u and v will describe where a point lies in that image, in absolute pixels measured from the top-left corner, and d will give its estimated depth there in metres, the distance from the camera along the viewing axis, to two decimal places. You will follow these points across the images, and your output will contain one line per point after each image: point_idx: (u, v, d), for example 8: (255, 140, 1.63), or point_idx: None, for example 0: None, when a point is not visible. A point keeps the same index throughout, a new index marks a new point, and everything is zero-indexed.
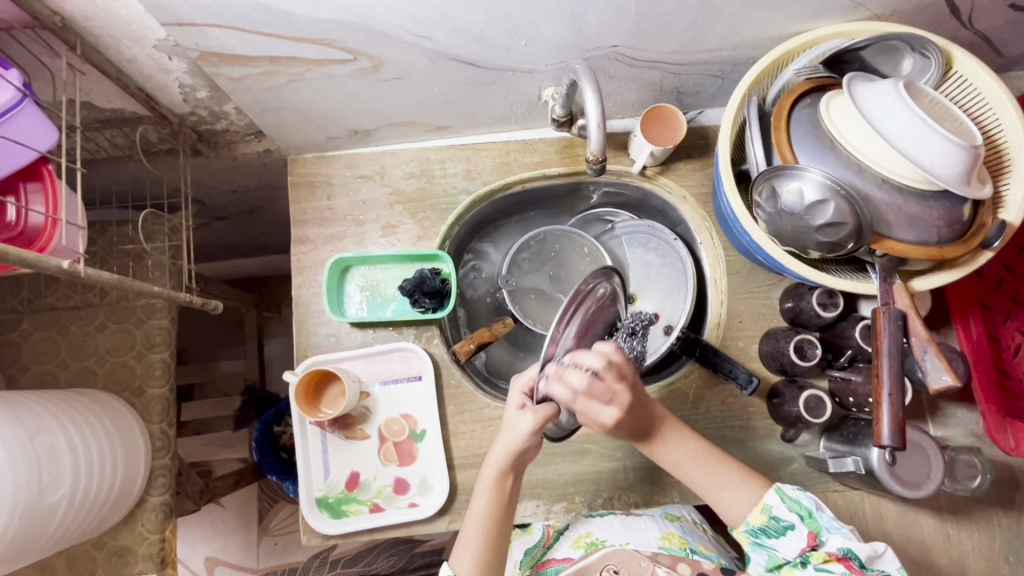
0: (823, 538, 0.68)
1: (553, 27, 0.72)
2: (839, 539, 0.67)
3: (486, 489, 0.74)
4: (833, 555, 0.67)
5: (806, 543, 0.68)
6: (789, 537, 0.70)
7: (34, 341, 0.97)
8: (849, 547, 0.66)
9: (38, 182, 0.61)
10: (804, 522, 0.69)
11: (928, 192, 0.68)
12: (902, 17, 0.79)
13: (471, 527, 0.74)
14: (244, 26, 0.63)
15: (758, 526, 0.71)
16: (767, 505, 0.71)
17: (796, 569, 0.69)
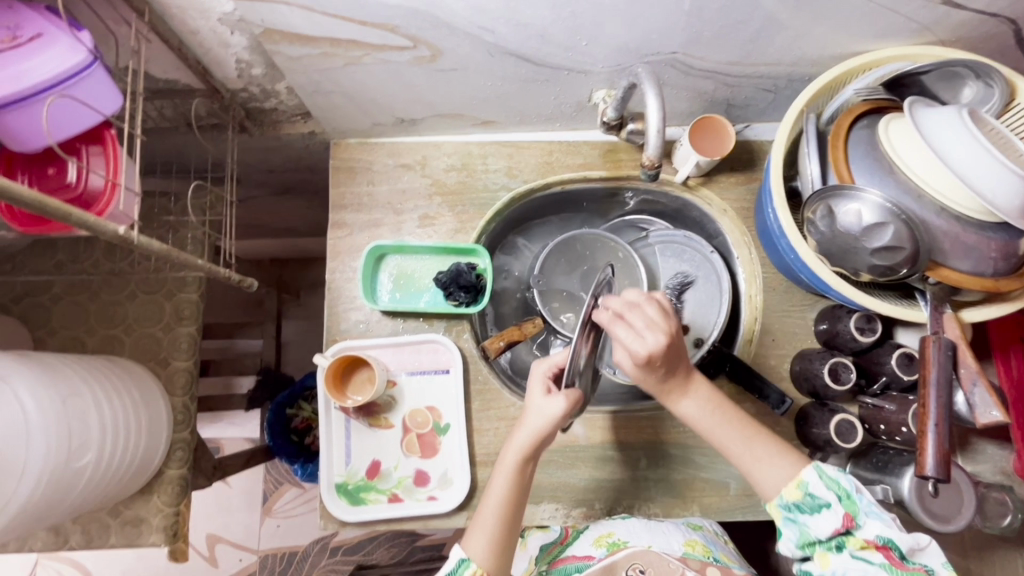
0: (861, 521, 0.62)
1: (616, 30, 0.72)
2: (881, 527, 0.61)
3: (505, 477, 0.72)
4: (870, 542, 0.61)
5: (841, 524, 0.62)
6: (822, 516, 0.64)
7: (64, 305, 0.97)
8: (889, 536, 0.61)
9: (100, 146, 0.61)
10: (841, 501, 0.63)
11: (987, 223, 0.67)
12: (966, 44, 0.78)
13: (485, 516, 0.71)
14: (311, 6, 0.63)
15: (791, 501, 0.65)
16: (804, 480, 0.65)
17: (830, 553, 0.63)
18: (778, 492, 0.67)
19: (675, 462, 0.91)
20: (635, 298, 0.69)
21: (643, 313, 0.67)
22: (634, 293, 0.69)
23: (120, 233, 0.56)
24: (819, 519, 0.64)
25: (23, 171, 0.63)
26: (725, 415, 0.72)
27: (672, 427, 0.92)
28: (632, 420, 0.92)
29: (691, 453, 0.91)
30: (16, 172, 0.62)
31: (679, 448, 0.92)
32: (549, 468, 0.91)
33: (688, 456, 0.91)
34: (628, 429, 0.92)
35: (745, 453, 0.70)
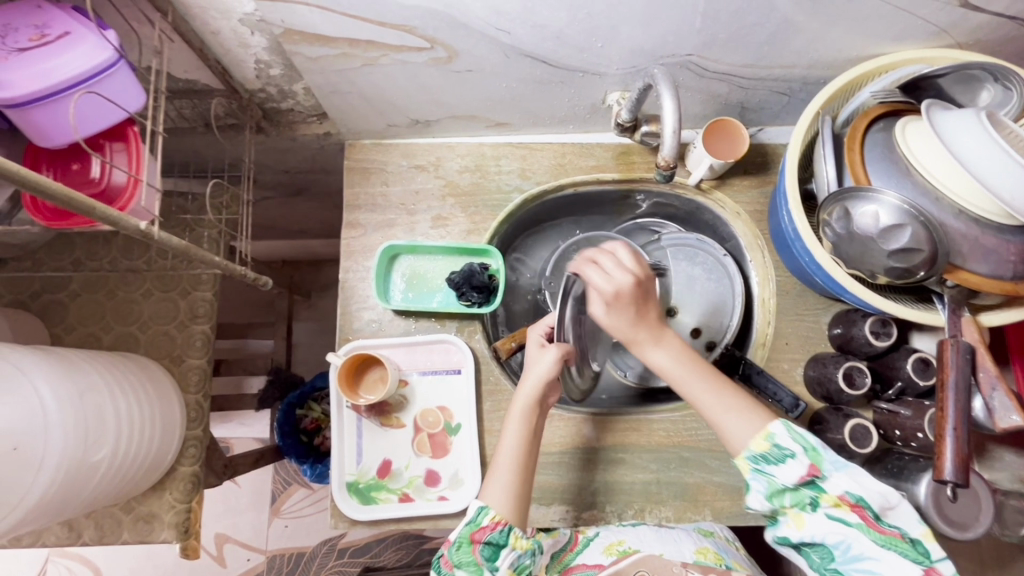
0: (827, 473, 0.64)
1: (632, 31, 0.72)
2: (850, 483, 0.63)
3: (516, 437, 0.75)
4: (842, 500, 0.63)
5: (809, 476, 0.65)
6: (789, 466, 0.65)
7: (81, 302, 0.98)
8: (857, 492, 0.63)
9: (123, 143, 0.62)
10: (806, 454, 0.65)
11: (1005, 226, 0.66)
12: (984, 47, 0.78)
13: (501, 465, 0.74)
14: (331, 6, 0.64)
15: (759, 453, 0.67)
16: (771, 432, 0.67)
17: (804, 514, 0.65)
18: (744, 445, 0.68)
19: (687, 466, 0.91)
20: (609, 247, 0.73)
21: (618, 258, 0.70)
22: (607, 243, 0.73)
23: (141, 229, 0.57)
24: (789, 471, 0.65)
25: (47, 166, 0.64)
26: (699, 364, 0.72)
27: (683, 430, 0.92)
28: (643, 422, 0.92)
29: (703, 457, 0.91)
30: (41, 167, 0.63)
31: (691, 452, 0.91)
32: (559, 470, 0.90)
33: (700, 460, 0.91)
34: (640, 432, 0.92)
35: (713, 405, 0.71)
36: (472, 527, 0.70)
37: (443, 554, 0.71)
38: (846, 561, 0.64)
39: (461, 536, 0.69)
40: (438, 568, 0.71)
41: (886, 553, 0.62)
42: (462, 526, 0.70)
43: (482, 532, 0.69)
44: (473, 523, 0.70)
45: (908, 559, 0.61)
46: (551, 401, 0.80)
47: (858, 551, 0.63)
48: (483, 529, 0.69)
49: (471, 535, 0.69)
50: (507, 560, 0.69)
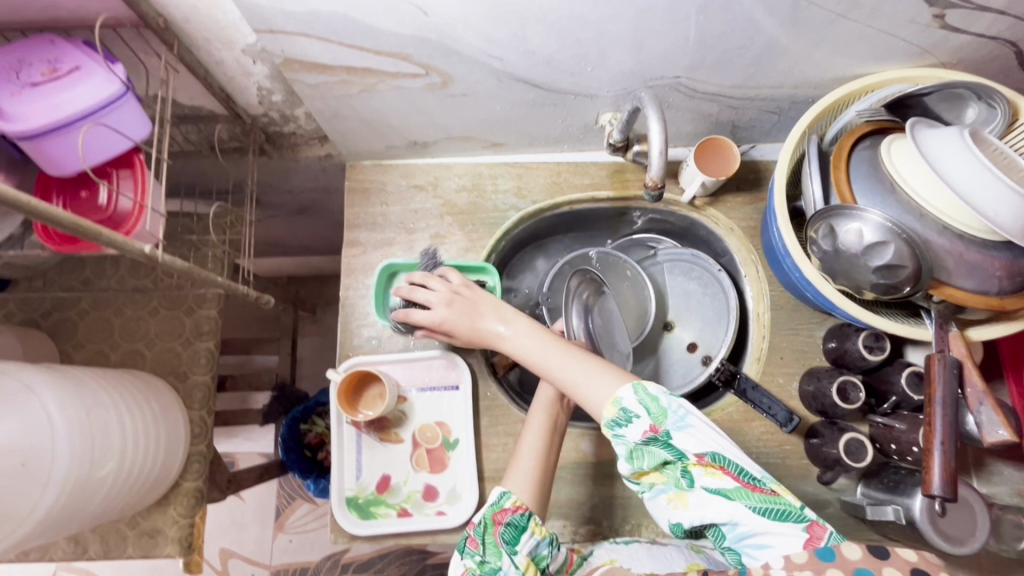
0: (668, 430, 0.63)
1: (620, 56, 0.74)
2: (695, 440, 0.62)
3: (537, 434, 0.78)
4: (701, 461, 0.62)
5: (653, 435, 0.63)
6: (638, 426, 0.63)
7: (89, 320, 1.01)
8: (715, 450, 0.62)
9: (129, 169, 0.65)
10: (650, 414, 0.63)
11: (990, 242, 0.67)
12: (968, 65, 0.79)
13: (523, 453, 0.76)
14: (328, 36, 0.66)
15: (611, 420, 0.65)
16: (618, 397, 0.65)
17: (685, 491, 0.64)
18: (600, 413, 0.67)
19: None
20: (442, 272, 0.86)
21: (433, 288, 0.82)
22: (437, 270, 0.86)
23: (146, 252, 0.59)
24: (640, 434, 0.63)
25: (58, 193, 0.67)
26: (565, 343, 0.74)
27: None
28: None
29: None
30: (51, 194, 0.66)
31: None
32: (557, 485, 0.91)
33: None
34: None
35: (574, 371, 0.70)
36: (495, 509, 0.69)
37: (465, 537, 0.68)
38: (736, 539, 0.61)
39: (484, 516, 0.68)
40: (458, 551, 0.67)
41: (755, 515, 0.60)
42: (485, 509, 0.69)
43: (505, 513, 0.69)
44: (496, 505, 0.69)
45: (790, 520, 0.60)
46: (573, 398, 0.85)
47: (745, 528, 0.61)
48: (505, 511, 0.69)
49: (493, 518, 0.68)
50: (527, 547, 0.67)
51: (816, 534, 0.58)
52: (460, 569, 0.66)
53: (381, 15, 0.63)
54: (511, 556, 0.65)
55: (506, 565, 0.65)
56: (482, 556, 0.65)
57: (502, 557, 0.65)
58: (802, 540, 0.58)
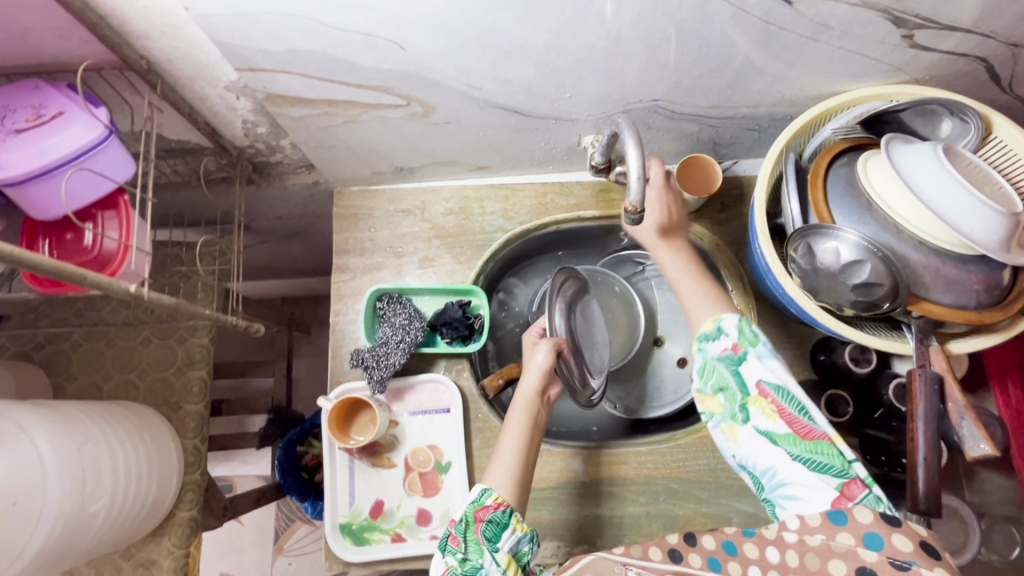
0: (748, 357, 0.63)
1: (598, 82, 0.75)
2: (766, 371, 0.62)
3: (517, 431, 0.77)
4: (763, 398, 0.62)
5: (731, 355, 0.65)
6: (722, 345, 0.66)
7: (82, 352, 1.01)
8: (779, 385, 0.61)
9: (114, 210, 0.66)
10: (740, 335, 0.65)
11: (966, 256, 0.68)
12: (941, 81, 0.79)
13: (506, 450, 0.75)
14: (309, 72, 0.68)
15: (703, 334, 0.68)
16: (721, 317, 0.68)
17: (738, 426, 0.64)
18: (698, 328, 0.70)
19: (675, 496, 0.92)
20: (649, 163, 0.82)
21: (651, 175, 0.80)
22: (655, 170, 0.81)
23: (132, 292, 0.60)
24: (719, 351, 0.66)
25: (44, 234, 0.68)
26: (699, 271, 0.77)
27: (672, 462, 0.93)
28: (630, 455, 0.94)
29: (693, 488, 0.92)
30: (39, 237, 0.67)
31: (679, 483, 0.92)
32: (551, 505, 0.92)
33: (689, 491, 0.92)
34: (627, 465, 0.94)
35: (693, 296, 0.74)
36: (475, 506, 0.69)
37: (447, 536, 0.68)
38: (771, 489, 0.61)
39: (465, 514, 0.68)
40: (440, 549, 0.68)
41: (797, 463, 0.59)
42: (465, 507, 0.69)
43: (487, 510, 0.68)
44: (476, 503, 0.69)
45: (829, 474, 0.58)
46: (551, 396, 0.84)
47: (782, 477, 0.60)
48: (486, 508, 0.69)
49: (474, 515, 0.68)
50: (507, 543, 0.67)
51: (849, 493, 0.57)
52: (443, 566, 0.66)
53: (359, 51, 0.64)
54: (492, 554, 0.65)
55: (488, 561, 0.65)
56: (464, 554, 0.65)
57: (485, 553, 0.65)
58: (830, 497, 0.57)
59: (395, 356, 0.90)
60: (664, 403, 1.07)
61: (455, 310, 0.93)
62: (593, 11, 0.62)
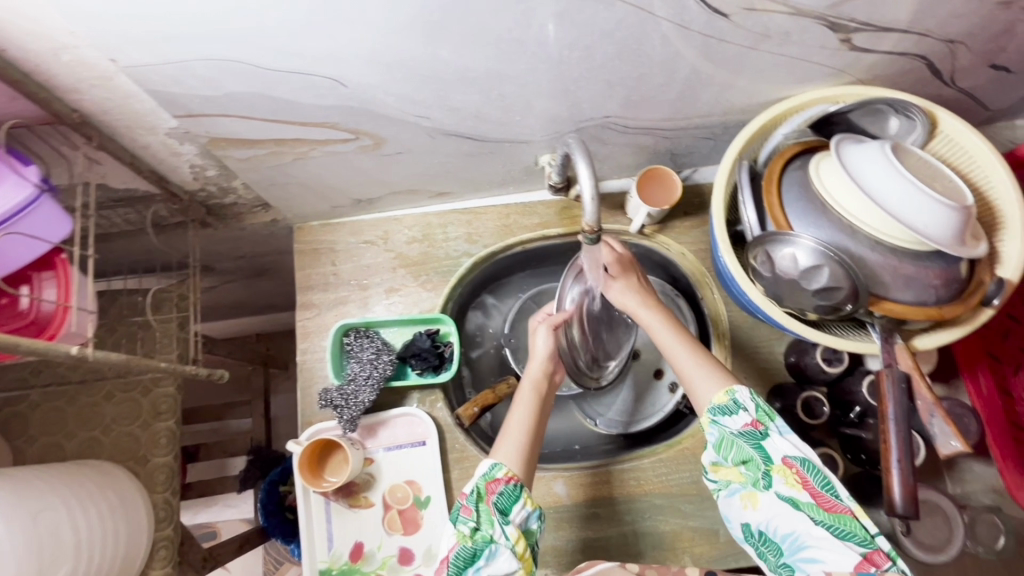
0: (769, 431, 0.64)
1: (546, 103, 0.75)
2: (788, 446, 0.63)
3: (526, 407, 0.76)
4: (786, 467, 0.62)
5: (753, 431, 0.64)
6: (740, 418, 0.65)
7: (41, 413, 0.98)
8: (801, 458, 0.62)
9: (51, 270, 0.64)
10: (756, 409, 0.65)
11: (923, 252, 0.68)
12: (886, 80, 0.79)
13: (512, 429, 0.73)
14: (250, 114, 0.67)
15: (716, 404, 0.67)
16: (733, 387, 0.67)
17: (758, 492, 0.64)
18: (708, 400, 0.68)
19: (661, 513, 0.91)
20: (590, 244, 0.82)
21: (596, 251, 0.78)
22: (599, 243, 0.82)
23: (72, 354, 0.58)
24: (738, 426, 0.65)
25: None
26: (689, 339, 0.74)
27: (653, 477, 0.92)
28: (614, 473, 0.93)
29: (677, 502, 0.91)
30: None
31: (663, 498, 0.91)
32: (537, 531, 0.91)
33: (674, 505, 0.91)
34: (611, 483, 0.92)
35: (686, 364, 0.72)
36: (487, 479, 0.68)
37: (458, 506, 0.67)
38: (791, 553, 0.61)
39: (477, 486, 0.66)
40: (451, 519, 0.67)
41: (820, 528, 0.59)
42: (475, 480, 0.68)
43: (498, 483, 0.67)
44: (487, 476, 0.68)
45: (852, 541, 0.58)
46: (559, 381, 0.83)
47: (802, 542, 0.60)
48: (497, 481, 0.67)
49: (484, 488, 0.67)
50: (518, 518, 0.66)
51: (874, 561, 0.56)
52: (453, 537, 0.65)
53: (298, 90, 0.63)
54: (503, 527, 0.65)
55: (498, 534, 0.64)
56: (476, 523, 0.65)
57: (496, 525, 0.65)
58: (855, 562, 0.57)
59: (364, 392, 0.88)
60: (636, 415, 1.05)
61: (424, 340, 0.92)
62: (530, 36, 0.61)
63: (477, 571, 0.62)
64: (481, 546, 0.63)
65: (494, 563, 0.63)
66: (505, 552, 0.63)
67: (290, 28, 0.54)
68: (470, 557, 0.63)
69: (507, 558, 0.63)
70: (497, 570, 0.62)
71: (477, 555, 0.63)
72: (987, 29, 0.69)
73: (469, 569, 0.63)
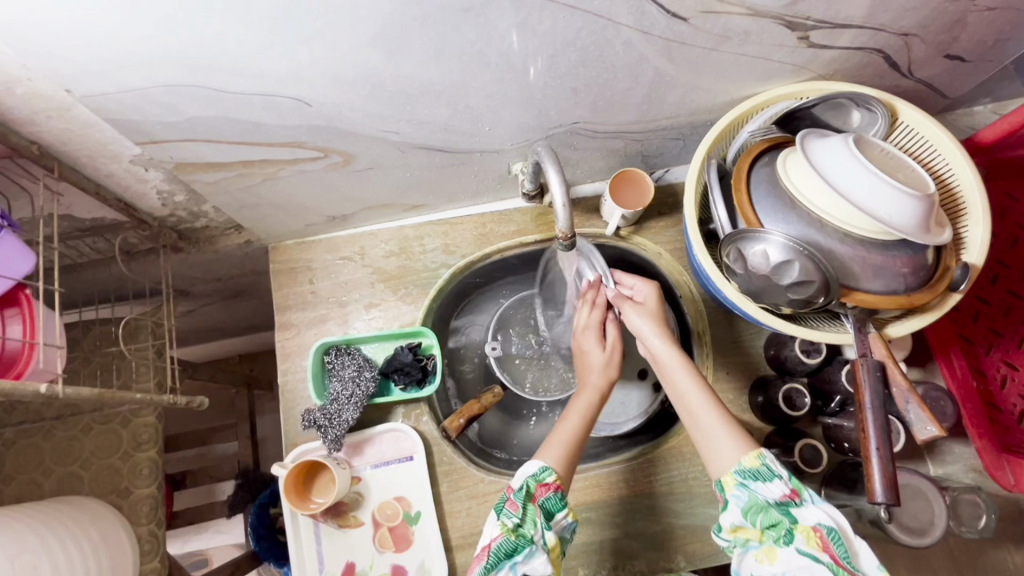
0: (804, 500, 0.62)
1: (514, 113, 0.75)
2: (821, 514, 0.60)
3: (580, 412, 0.74)
4: (812, 530, 0.59)
5: (788, 500, 0.62)
6: (775, 486, 0.62)
7: (16, 450, 0.95)
8: (831, 526, 0.59)
9: (15, 307, 0.63)
10: (790, 478, 0.63)
11: (890, 242, 0.70)
12: (846, 75, 0.81)
13: (563, 434, 0.72)
14: (215, 138, 0.66)
15: (748, 467, 0.64)
16: (763, 451, 0.64)
17: (776, 547, 0.60)
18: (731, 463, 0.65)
19: (652, 513, 0.91)
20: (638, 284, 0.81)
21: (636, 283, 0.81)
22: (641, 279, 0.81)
23: (42, 392, 0.57)
24: (769, 490, 0.62)
25: None
26: (714, 395, 0.71)
27: (643, 478, 0.92)
28: (604, 478, 0.93)
29: (668, 502, 0.91)
30: None
31: (653, 498, 0.92)
32: None
33: (665, 505, 0.91)
34: (599, 487, 0.92)
35: (710, 427, 0.68)
36: (536, 481, 0.68)
37: (506, 499, 0.67)
38: None
39: (528, 483, 0.66)
40: (496, 511, 0.67)
41: None
42: (525, 478, 0.68)
43: (547, 488, 0.67)
44: (537, 478, 0.68)
45: None
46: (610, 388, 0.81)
47: None
48: (547, 485, 0.67)
49: (534, 489, 0.67)
50: (557, 525, 0.68)
51: None
52: (496, 527, 0.65)
53: (262, 111, 0.63)
54: (545, 529, 0.65)
55: (538, 535, 0.65)
56: (520, 519, 0.65)
57: (538, 526, 0.65)
58: None
59: (348, 411, 0.87)
60: (620, 421, 1.05)
61: (406, 355, 0.92)
62: (493, 47, 0.61)
63: (513, 565, 0.62)
64: (523, 542, 0.63)
65: (531, 562, 0.63)
66: (542, 554, 0.63)
67: (250, 51, 0.54)
68: (510, 550, 0.62)
69: (543, 560, 0.63)
70: (533, 569, 0.62)
71: (517, 551, 0.63)
72: (937, 22, 0.71)
73: (506, 563, 0.62)
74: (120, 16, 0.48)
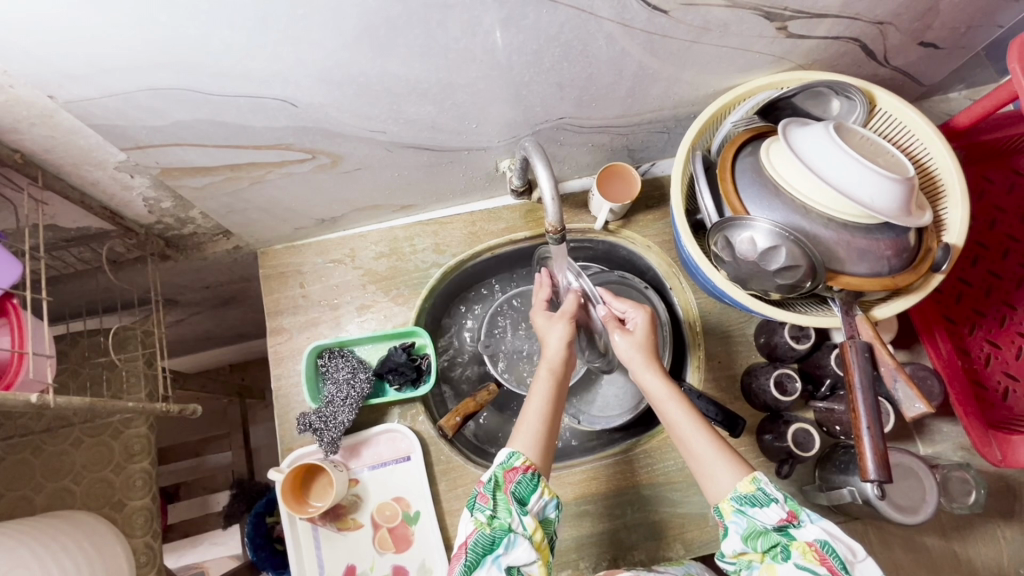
0: (802, 521, 0.62)
1: (500, 110, 0.76)
2: (818, 530, 0.61)
3: (544, 391, 0.75)
4: (808, 545, 0.60)
5: (786, 524, 0.62)
6: (772, 511, 0.63)
7: (6, 466, 0.94)
8: (826, 540, 0.60)
9: (3, 317, 0.63)
10: (786, 499, 0.63)
11: (872, 225, 0.71)
12: (824, 64, 0.82)
13: (532, 414, 0.74)
14: (202, 141, 0.66)
15: (743, 494, 0.65)
16: (757, 475, 0.65)
17: (776, 564, 0.61)
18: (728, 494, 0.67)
19: (649, 503, 0.92)
20: (632, 310, 0.83)
21: (631, 310, 0.83)
22: (632, 304, 0.83)
23: (32, 402, 0.56)
24: (766, 516, 0.63)
25: None
26: (708, 425, 0.72)
27: (639, 469, 0.93)
28: (601, 470, 0.93)
29: (666, 491, 0.92)
30: None
31: (650, 489, 0.92)
32: None
33: (663, 495, 0.92)
34: (596, 480, 0.93)
35: (705, 455, 0.70)
36: (505, 468, 0.68)
37: (475, 495, 0.68)
38: None
39: (495, 474, 0.67)
40: (469, 507, 0.67)
41: None
42: (494, 468, 0.69)
43: (516, 472, 0.67)
44: (506, 465, 0.68)
45: None
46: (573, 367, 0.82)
47: None
48: (514, 471, 0.67)
49: (503, 478, 0.68)
50: (535, 509, 0.67)
51: None
52: (471, 524, 0.66)
53: (249, 114, 0.63)
54: (521, 516, 0.65)
55: (515, 523, 0.64)
56: (493, 511, 0.65)
57: (513, 515, 0.65)
58: None
59: (344, 413, 0.87)
60: (615, 414, 1.05)
61: (399, 355, 0.92)
62: (477, 44, 0.62)
63: (495, 558, 0.62)
64: (499, 534, 0.63)
65: (513, 552, 0.62)
66: (523, 542, 0.63)
67: (234, 51, 0.54)
68: (489, 544, 0.62)
69: (525, 547, 0.63)
70: (516, 558, 0.62)
71: (496, 543, 0.63)
72: (910, 10, 0.72)
73: (488, 557, 0.62)
74: (102, 20, 0.48)
